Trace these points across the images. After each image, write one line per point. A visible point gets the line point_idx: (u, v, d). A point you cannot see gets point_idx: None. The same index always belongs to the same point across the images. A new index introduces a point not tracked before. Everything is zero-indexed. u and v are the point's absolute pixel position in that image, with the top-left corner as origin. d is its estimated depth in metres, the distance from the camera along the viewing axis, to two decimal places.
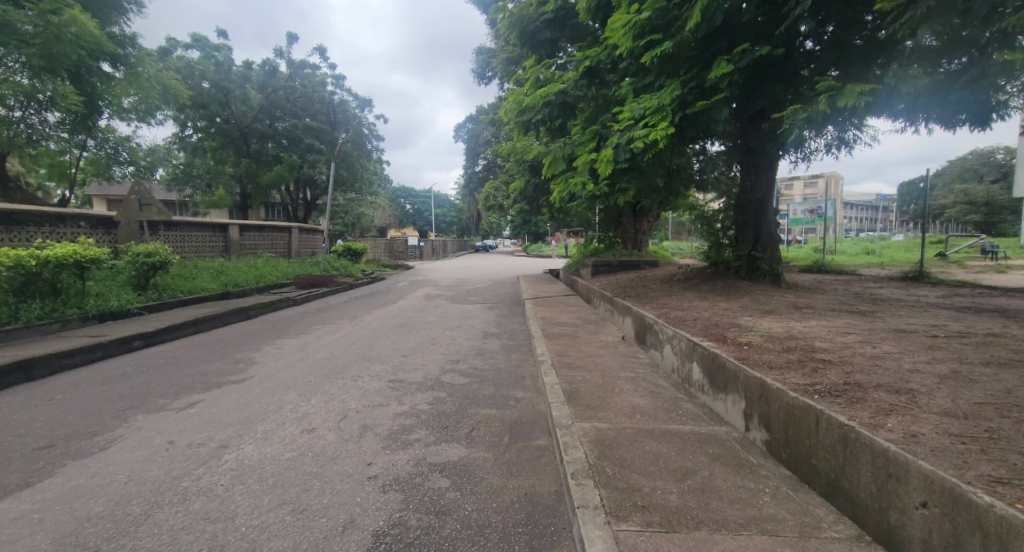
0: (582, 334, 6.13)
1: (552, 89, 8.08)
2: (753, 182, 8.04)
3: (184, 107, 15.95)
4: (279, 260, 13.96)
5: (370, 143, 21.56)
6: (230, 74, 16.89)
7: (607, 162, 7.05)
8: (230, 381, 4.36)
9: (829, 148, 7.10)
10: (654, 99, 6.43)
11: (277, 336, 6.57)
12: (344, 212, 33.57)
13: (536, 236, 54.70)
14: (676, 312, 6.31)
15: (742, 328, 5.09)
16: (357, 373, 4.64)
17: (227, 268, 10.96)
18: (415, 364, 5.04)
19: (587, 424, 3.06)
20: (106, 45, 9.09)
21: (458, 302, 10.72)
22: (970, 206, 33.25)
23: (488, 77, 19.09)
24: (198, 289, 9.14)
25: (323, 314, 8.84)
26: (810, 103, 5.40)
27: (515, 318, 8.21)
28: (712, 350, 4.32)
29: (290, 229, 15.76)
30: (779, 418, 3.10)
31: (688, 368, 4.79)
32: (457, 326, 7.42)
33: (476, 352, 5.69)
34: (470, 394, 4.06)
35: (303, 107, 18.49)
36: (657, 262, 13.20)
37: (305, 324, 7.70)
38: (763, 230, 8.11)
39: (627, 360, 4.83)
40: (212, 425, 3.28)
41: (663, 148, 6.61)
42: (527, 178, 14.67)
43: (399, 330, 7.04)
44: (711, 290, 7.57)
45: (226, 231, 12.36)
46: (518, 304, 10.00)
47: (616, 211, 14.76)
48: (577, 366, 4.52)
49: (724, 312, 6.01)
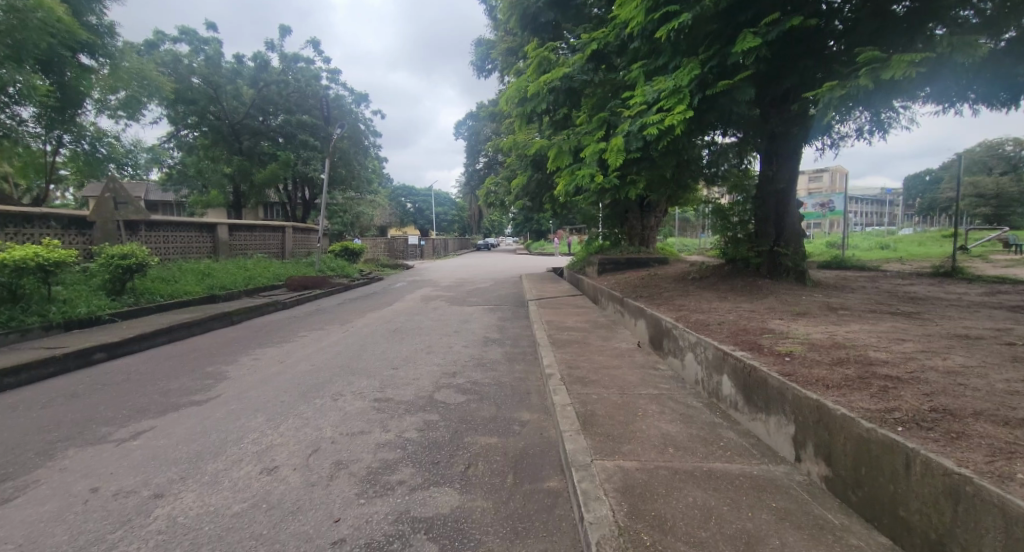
0: (593, 341, 5.53)
1: (556, 74, 7.45)
2: (775, 171, 7.40)
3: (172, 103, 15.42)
4: (271, 261, 13.40)
5: (367, 139, 20.98)
6: (220, 69, 16.31)
7: (618, 152, 6.46)
8: (191, 403, 3.77)
9: (860, 133, 6.46)
10: (669, 81, 5.84)
11: (258, 345, 6.00)
12: (343, 211, 33.03)
13: (539, 234, 53.94)
14: (696, 315, 5.73)
15: (776, 334, 4.47)
16: (338, 391, 4.06)
17: (215, 270, 10.42)
18: (406, 378, 4.46)
19: (611, 463, 2.48)
20: (78, 32, 8.51)
21: (459, 303, 10.14)
22: (979, 198, 32.53)
23: (488, 70, 18.48)
24: (182, 292, 8.62)
25: (312, 319, 8.25)
26: (848, 80, 4.77)
27: (519, 322, 7.61)
28: (747, 362, 3.73)
29: (284, 229, 15.18)
30: (845, 452, 2.52)
31: (716, 380, 4.21)
32: (456, 331, 6.84)
33: (475, 362, 5.10)
34: (467, 417, 3.47)
35: (298, 103, 17.93)
36: (667, 259, 12.59)
37: (292, 331, 7.12)
38: (786, 224, 7.49)
39: (647, 372, 4.24)
40: (153, 464, 2.70)
41: (680, 135, 6.02)
42: (530, 174, 14.04)
43: (392, 337, 6.46)
44: (732, 290, 6.98)
45: (214, 230, 11.81)
46: (522, 306, 9.39)
47: (622, 207, 14.13)
48: (592, 381, 3.93)
49: (751, 315, 5.42)
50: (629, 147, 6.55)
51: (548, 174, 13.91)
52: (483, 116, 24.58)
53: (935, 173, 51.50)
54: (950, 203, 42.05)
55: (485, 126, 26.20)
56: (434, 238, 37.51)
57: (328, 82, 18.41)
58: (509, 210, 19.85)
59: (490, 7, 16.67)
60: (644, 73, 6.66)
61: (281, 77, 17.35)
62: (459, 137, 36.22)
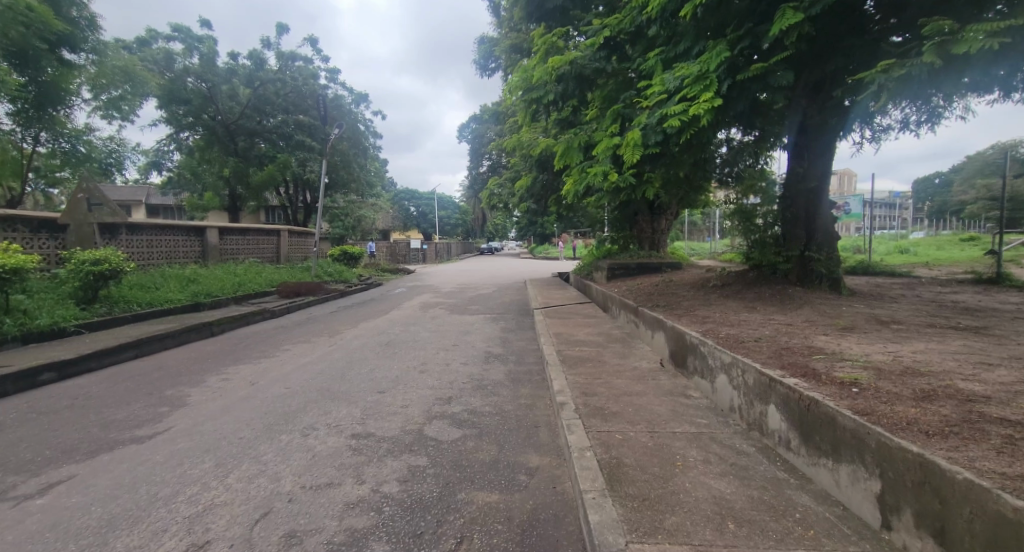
0: (608, 358, 4.86)
1: (564, 61, 6.83)
2: (806, 168, 6.74)
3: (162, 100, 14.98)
4: (263, 266, 12.81)
5: (367, 140, 20.43)
6: (216, 68, 15.84)
7: (634, 147, 5.87)
8: (132, 440, 3.14)
9: (905, 125, 5.79)
10: (692, 67, 5.27)
11: (233, 362, 5.37)
12: (344, 214, 32.54)
13: (543, 239, 53.21)
14: (724, 329, 5.08)
15: (828, 354, 3.80)
16: (311, 424, 3.41)
17: (200, 276, 9.85)
18: (394, 406, 3.81)
19: (651, 546, 1.82)
20: (54, 23, 8.02)
21: (459, 311, 9.51)
22: (993, 202, 31.74)
23: (491, 68, 17.95)
24: (162, 300, 8.06)
25: (300, 330, 7.62)
26: (908, 58, 4.11)
27: (524, 334, 6.95)
28: (802, 391, 3.05)
29: (278, 232, 14.59)
30: (970, 533, 1.83)
31: (761, 409, 3.54)
32: (454, 345, 6.19)
33: (474, 384, 4.44)
34: (463, 463, 2.82)
35: (295, 103, 17.62)
36: (680, 264, 11.90)
37: (275, 343, 6.50)
38: (818, 226, 6.81)
39: (677, 400, 3.58)
40: (47, 538, 2.05)
41: (704, 127, 5.40)
42: (534, 174, 13.41)
43: (383, 352, 5.82)
44: (760, 300, 6.33)
45: (203, 234, 11.31)
46: (527, 315, 8.74)
47: (631, 209, 13.49)
48: (613, 414, 3.26)
49: (789, 329, 4.75)
50: (647, 143, 5.96)
51: (554, 174, 13.28)
52: (487, 118, 24.04)
53: (947, 176, 50.50)
54: (963, 206, 41.00)
55: (489, 128, 25.59)
56: (438, 242, 36.93)
57: (326, 81, 17.92)
58: (513, 213, 19.23)
59: (493, 3, 16.15)
60: (661, 61, 6.08)
61: (277, 75, 16.85)
62: (463, 140, 35.64)
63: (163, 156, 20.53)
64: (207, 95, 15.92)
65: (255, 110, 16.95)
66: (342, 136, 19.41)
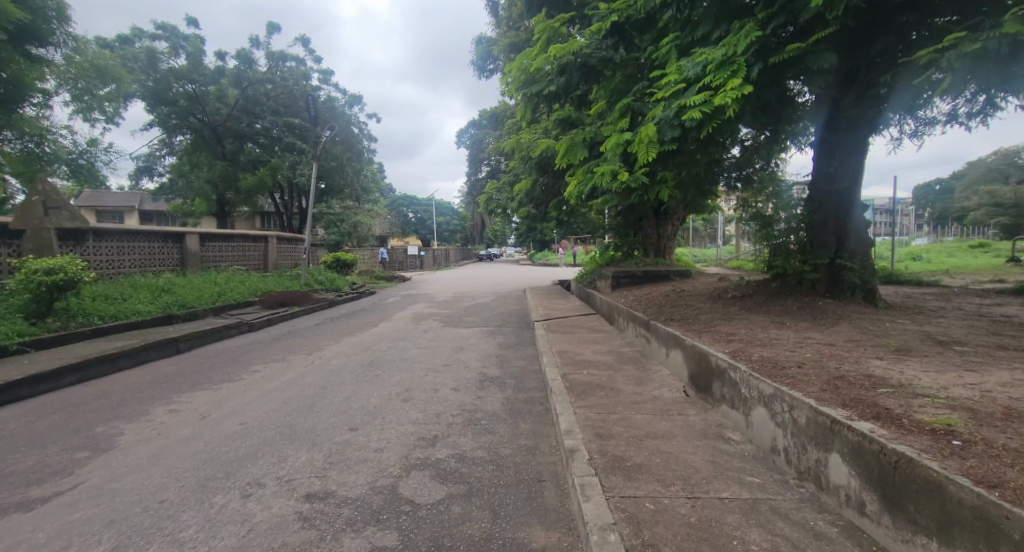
0: (622, 385, 4.18)
1: (567, 49, 6.20)
2: (836, 168, 6.10)
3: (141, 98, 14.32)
4: (247, 274, 12.13)
5: (361, 143, 19.81)
6: (204, 68, 15.29)
7: (650, 144, 5.27)
8: (19, 505, 2.42)
9: (951, 118, 5.16)
10: (716, 51, 4.69)
11: (191, 387, 4.67)
12: (339, 220, 31.90)
13: (543, 245, 52.38)
14: (755, 349, 4.42)
15: (894, 386, 3.11)
16: (258, 479, 2.70)
17: (175, 285, 9.19)
18: (366, 451, 3.12)
19: None
20: (13, 12, 7.43)
21: (453, 324, 8.82)
22: (997, 208, 31.34)
23: (489, 70, 17.46)
24: (128, 313, 7.38)
25: (277, 345, 6.93)
26: (982, 32, 3.48)
27: (524, 351, 6.26)
28: (881, 441, 2.36)
29: (267, 238, 13.92)
30: None
31: (818, 456, 2.85)
32: (445, 366, 5.49)
33: (465, 419, 3.75)
34: (445, 544, 2.11)
35: (286, 105, 17.05)
36: (688, 272, 11.22)
37: (245, 362, 5.78)
38: (848, 232, 6.24)
39: (714, 445, 2.89)
40: None
41: (729, 119, 4.79)
42: (534, 178, 12.80)
43: (364, 373, 5.14)
44: (787, 314, 5.70)
45: (182, 240, 10.67)
46: (526, 329, 8.07)
47: (635, 214, 12.89)
48: (638, 468, 2.56)
49: (834, 352, 4.07)
50: (663, 139, 5.36)
51: (554, 177, 12.69)
52: (485, 122, 23.45)
53: (948, 183, 50.02)
54: (966, 212, 40.41)
55: (486, 132, 24.99)
56: (435, 248, 36.22)
57: (318, 82, 17.36)
58: (512, 218, 18.58)
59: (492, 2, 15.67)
60: (677, 48, 5.49)
61: (266, 75, 16.25)
62: (461, 145, 35.06)
63: (156, 161, 19.99)
64: (193, 95, 15.37)
65: (242, 111, 16.33)
66: (335, 139, 18.79)
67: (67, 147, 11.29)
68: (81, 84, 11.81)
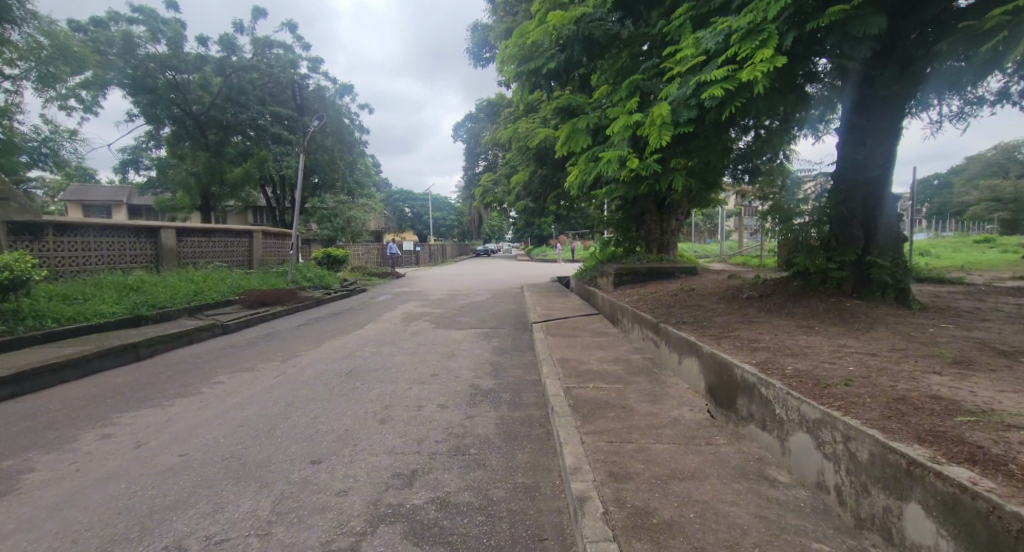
0: (635, 403, 3.60)
1: (569, 23, 5.59)
2: (865, 155, 5.52)
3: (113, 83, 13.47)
4: (229, 271, 11.51)
5: (352, 135, 19.10)
6: (186, 55, 14.55)
7: (663, 127, 4.70)
8: None
9: (1004, 96, 4.56)
10: (739, 18, 4.12)
11: (139, 404, 4.06)
12: (333, 215, 31.25)
13: (540, 240, 51.73)
14: (785, 359, 3.86)
15: (976, 414, 2.52)
16: (180, 539, 2.10)
17: (147, 283, 8.58)
18: (326, 494, 2.53)
19: None
20: None
21: (446, 325, 8.22)
22: (996, 203, 31.04)
23: (485, 58, 16.80)
24: (90, 314, 6.76)
25: (252, 350, 6.33)
26: None
27: (521, 358, 5.68)
28: (989, 494, 1.79)
29: (252, 233, 13.27)
30: None
31: (887, 504, 2.27)
32: (433, 376, 4.89)
33: (452, 447, 3.15)
34: None
35: (273, 93, 16.58)
36: (694, 269, 10.63)
37: (210, 371, 5.17)
38: (879, 226, 5.66)
39: (759, 491, 2.30)
40: None
41: (754, 96, 4.23)
42: (532, 169, 12.19)
43: (340, 386, 4.54)
44: (813, 316, 5.14)
45: (157, 235, 10.05)
46: (524, 331, 7.49)
47: (638, 207, 12.29)
48: (667, 530, 1.98)
49: (879, 364, 3.50)
50: (677, 122, 4.80)
51: (553, 168, 12.09)
52: (481, 115, 22.83)
53: (946, 177, 49.72)
54: (966, 207, 40.07)
55: (482, 125, 24.30)
56: (431, 244, 35.53)
57: (307, 71, 16.65)
58: (509, 213, 17.97)
59: None
60: (692, 18, 4.90)
61: (252, 61, 15.52)
62: (457, 139, 34.39)
63: (141, 155, 19.30)
64: (174, 83, 14.64)
65: (226, 100, 15.58)
66: (324, 130, 18.09)
67: (21, 137, 10.35)
68: (49, 69, 11.01)
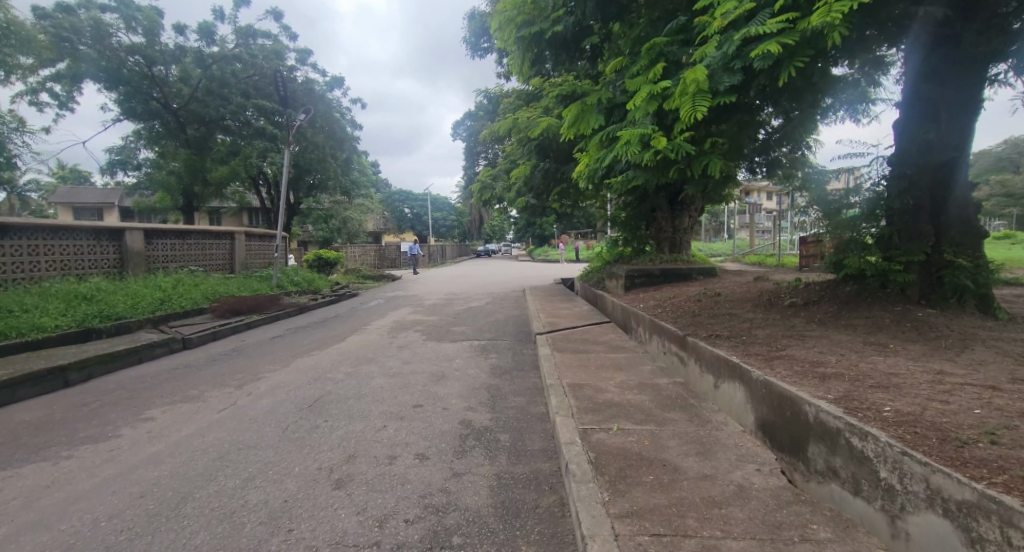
0: (681, 460, 2.65)
1: None
2: (936, 134, 4.56)
3: (83, 74, 12.61)
4: (205, 276, 10.62)
5: (344, 130, 18.20)
6: (163, 46, 13.69)
7: (700, 96, 3.79)
8: None
9: None
10: None
11: (28, 454, 3.12)
12: (329, 216, 30.41)
13: (542, 241, 50.67)
14: (872, 394, 2.91)
15: None
16: None
17: (103, 292, 7.67)
18: None
19: None
20: None
21: (439, 336, 7.29)
22: (1008, 198, 30.17)
23: (483, 48, 15.94)
24: (25, 329, 5.84)
25: (209, 371, 5.40)
26: None
27: (524, 381, 4.76)
28: None
29: (233, 234, 12.34)
30: None
31: None
32: (415, 409, 3.94)
33: (427, 534, 2.20)
34: None
35: (257, 86, 15.38)
36: (713, 271, 9.67)
37: (146, 401, 4.24)
38: (951, 219, 4.72)
39: None
40: None
41: (817, 50, 3.32)
42: (533, 163, 11.23)
43: (297, 425, 3.61)
44: (880, 331, 4.20)
45: (122, 238, 9.17)
46: (527, 343, 6.57)
47: (648, 203, 11.34)
48: None
49: (1015, 405, 2.55)
50: (716, 90, 3.89)
51: (557, 161, 11.13)
52: (480, 111, 21.99)
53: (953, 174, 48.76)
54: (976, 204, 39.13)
55: (480, 122, 23.41)
56: (431, 245, 34.55)
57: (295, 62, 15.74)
58: (510, 212, 17.11)
59: None
60: None
61: (234, 52, 14.61)
62: (456, 137, 33.57)
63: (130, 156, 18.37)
64: (152, 75, 13.79)
65: (207, 93, 14.65)
66: (314, 125, 17.19)
67: None
68: None
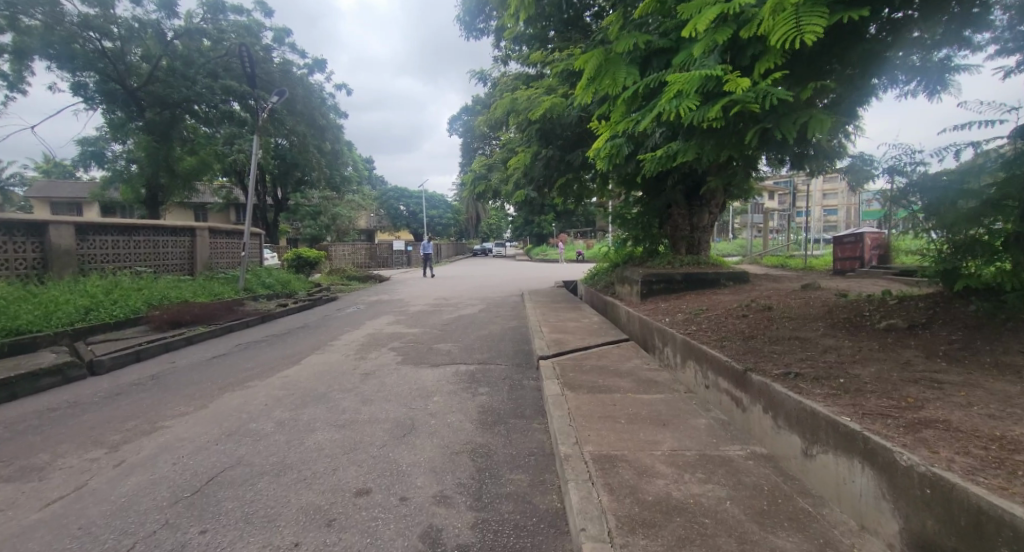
0: None
1: None
2: None
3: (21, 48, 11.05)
4: (156, 279, 9.12)
5: (325, 117, 16.64)
6: (119, 18, 12.06)
7: (809, 5, 2.32)
8: None
9: None
10: None
11: None
12: (317, 212, 28.87)
13: (541, 240, 49.03)
14: None
15: None
16: None
17: (5, 300, 6.22)
18: None
19: None
20: None
21: (417, 358, 5.83)
22: None
23: (479, 28, 14.53)
24: None
25: (93, 415, 3.94)
26: None
27: (526, 442, 3.31)
28: None
29: (194, 231, 10.86)
30: None
31: None
32: (354, 505, 2.50)
33: None
34: None
35: (225, 66, 14.10)
36: (743, 275, 8.26)
37: None
38: None
39: None
40: None
41: None
42: (534, 151, 9.77)
43: (148, 544, 2.16)
44: None
45: (46, 234, 7.76)
46: (527, 371, 5.11)
47: (665, 198, 9.89)
48: None
49: None
50: (832, 1, 2.43)
51: (562, 148, 9.68)
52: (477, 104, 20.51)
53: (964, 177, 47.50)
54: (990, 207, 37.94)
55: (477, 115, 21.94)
56: None
57: (270, 41, 14.28)
58: (506, 208, 15.69)
59: None
60: None
61: (200, 26, 13.09)
62: (452, 132, 32.12)
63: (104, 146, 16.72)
64: (104, 52, 12.21)
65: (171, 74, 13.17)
66: (293, 113, 15.67)
67: None
68: None
